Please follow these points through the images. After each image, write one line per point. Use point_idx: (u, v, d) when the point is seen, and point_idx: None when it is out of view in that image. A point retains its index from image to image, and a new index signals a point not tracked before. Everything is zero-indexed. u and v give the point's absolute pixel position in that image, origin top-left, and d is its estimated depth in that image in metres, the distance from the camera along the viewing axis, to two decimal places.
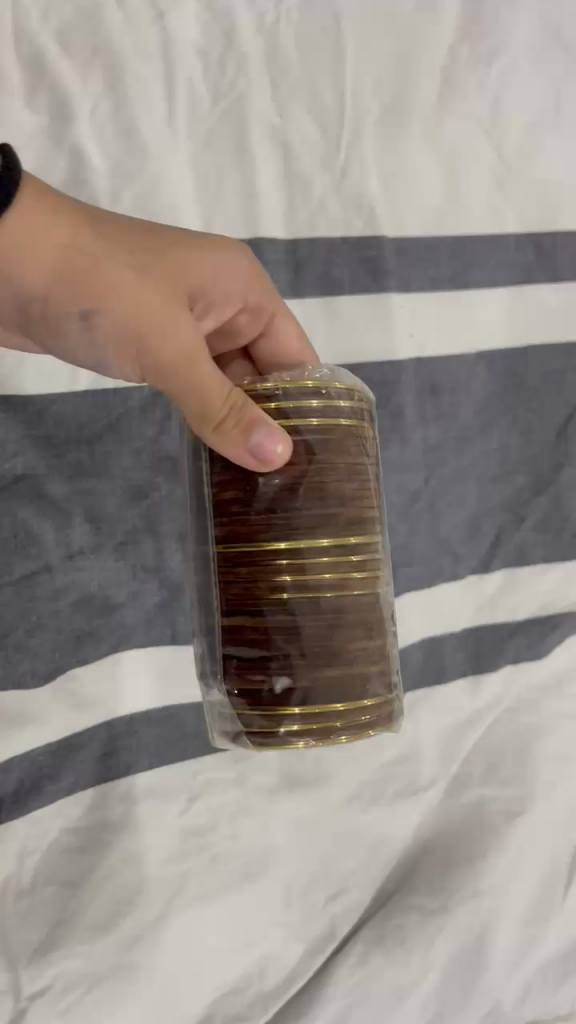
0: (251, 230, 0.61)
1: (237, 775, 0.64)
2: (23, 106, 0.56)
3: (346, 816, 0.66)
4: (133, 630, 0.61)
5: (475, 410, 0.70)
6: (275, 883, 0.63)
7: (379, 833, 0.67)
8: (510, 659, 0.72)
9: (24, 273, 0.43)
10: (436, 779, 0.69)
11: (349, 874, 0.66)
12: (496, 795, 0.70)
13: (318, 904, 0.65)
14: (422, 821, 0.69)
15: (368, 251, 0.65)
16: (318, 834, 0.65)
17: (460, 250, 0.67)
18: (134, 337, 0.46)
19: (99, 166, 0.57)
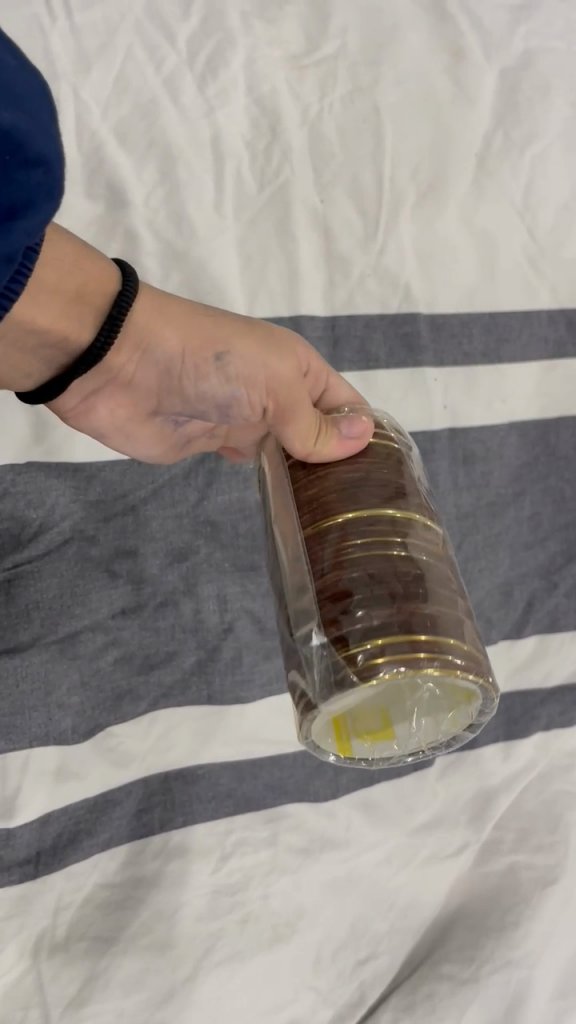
0: (292, 308, 0.65)
1: (269, 835, 0.65)
2: (82, 193, 0.59)
3: (376, 879, 0.67)
4: (170, 690, 0.63)
5: (508, 478, 0.71)
6: (304, 945, 0.64)
7: (409, 898, 0.68)
8: (542, 726, 0.72)
9: (162, 336, 0.46)
10: (467, 843, 0.70)
11: (380, 938, 0.67)
12: (527, 863, 0.70)
13: (347, 968, 0.65)
14: (451, 884, 0.70)
15: (404, 325, 0.67)
16: (348, 898, 0.66)
17: (493, 324, 0.70)
18: (259, 373, 0.47)
19: (151, 249, 0.61)
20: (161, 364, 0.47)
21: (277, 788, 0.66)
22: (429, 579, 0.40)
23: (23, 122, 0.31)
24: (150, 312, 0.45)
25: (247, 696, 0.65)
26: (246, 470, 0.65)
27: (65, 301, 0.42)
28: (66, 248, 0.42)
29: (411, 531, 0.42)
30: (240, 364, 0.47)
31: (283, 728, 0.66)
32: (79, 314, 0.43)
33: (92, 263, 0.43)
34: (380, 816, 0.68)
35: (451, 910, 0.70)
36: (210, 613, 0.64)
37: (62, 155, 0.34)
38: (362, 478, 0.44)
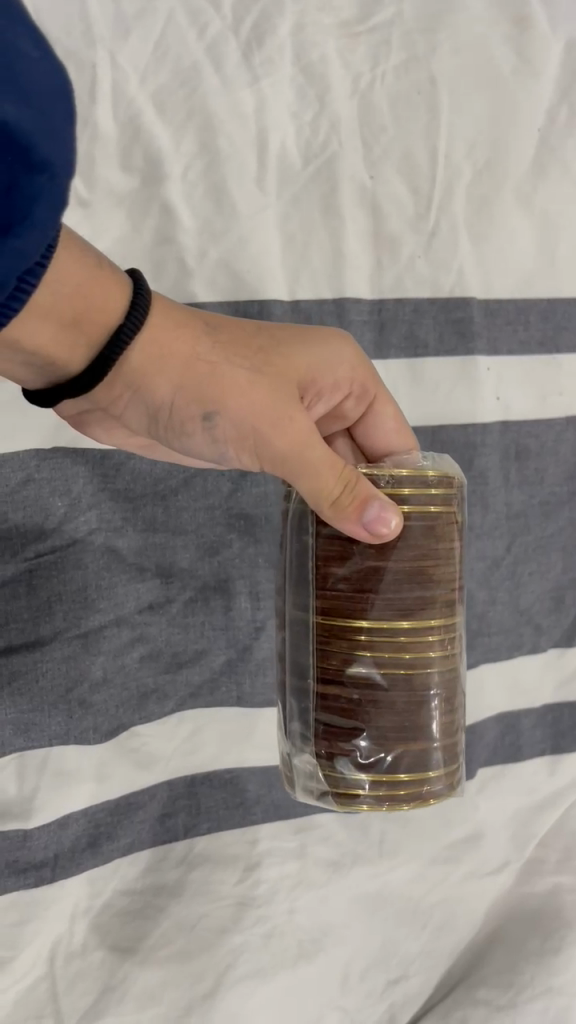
0: (336, 292, 0.61)
1: (298, 845, 0.61)
2: (117, 166, 0.56)
3: (410, 896, 0.64)
4: (198, 690, 0.60)
5: (564, 475, 0.67)
6: (331, 962, 0.61)
7: (444, 918, 0.65)
8: None
9: (152, 385, 0.42)
10: (509, 861, 0.66)
11: (412, 959, 0.64)
12: (573, 884, 0.66)
13: (377, 987, 0.62)
14: (492, 903, 0.66)
15: (455, 311, 0.63)
16: (380, 916, 0.63)
17: (552, 313, 0.65)
18: (250, 439, 0.44)
19: (188, 226, 0.58)
20: (150, 408, 0.44)
21: (311, 797, 0.62)
22: (406, 716, 0.40)
23: (30, 122, 0.28)
24: (141, 354, 0.41)
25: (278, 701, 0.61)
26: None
27: (58, 329, 0.38)
28: (74, 271, 0.37)
29: (404, 657, 0.40)
30: (228, 427, 0.43)
31: None
32: (72, 344, 0.39)
33: (100, 291, 0.39)
34: (417, 832, 0.64)
35: (489, 931, 0.66)
36: (241, 611, 0.60)
37: (71, 166, 0.30)
38: (364, 577, 0.41)
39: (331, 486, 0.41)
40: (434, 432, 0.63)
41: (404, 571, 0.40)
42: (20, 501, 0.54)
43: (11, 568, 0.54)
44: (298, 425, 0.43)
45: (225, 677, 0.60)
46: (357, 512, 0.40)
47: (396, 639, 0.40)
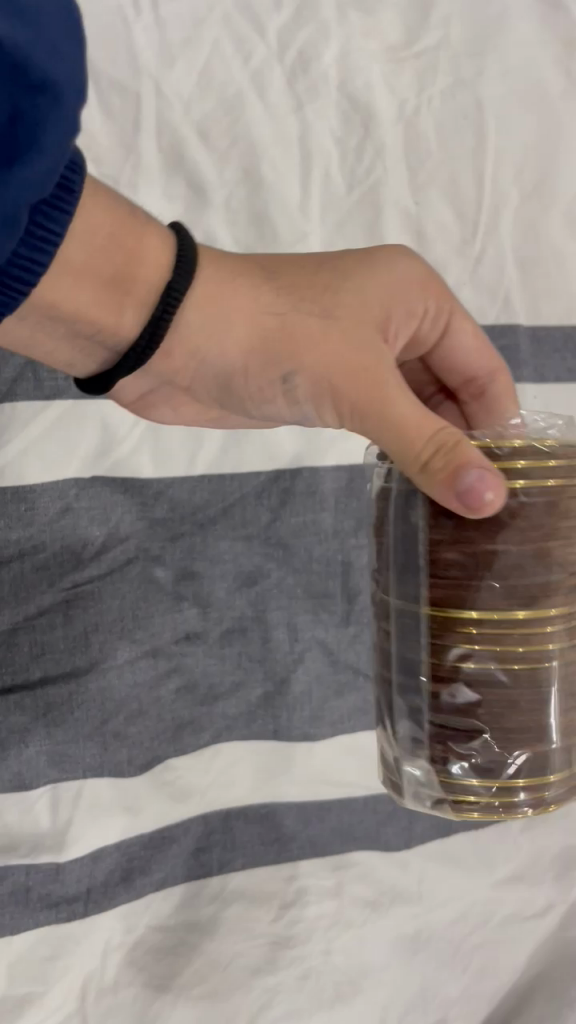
0: None
1: (333, 883, 0.60)
2: (160, 193, 0.56)
3: (454, 937, 0.64)
4: (235, 723, 0.59)
5: None
6: (368, 1004, 0.60)
7: (485, 963, 0.65)
8: None
9: (222, 354, 0.41)
10: (553, 903, 0.68)
11: (451, 1002, 0.64)
12: None
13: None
14: (535, 947, 0.68)
15: (501, 338, 0.62)
16: (419, 961, 0.63)
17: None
18: (328, 392, 0.42)
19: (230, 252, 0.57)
20: (223, 380, 0.43)
21: (349, 835, 0.61)
22: (513, 716, 0.36)
23: (28, 42, 0.27)
24: (203, 317, 0.40)
25: (315, 735, 0.60)
26: (329, 492, 0.60)
27: (97, 287, 0.37)
28: (104, 223, 0.36)
29: (516, 650, 0.36)
30: (305, 384, 0.42)
31: (352, 770, 0.61)
32: (118, 306, 0.38)
33: (138, 244, 0.37)
34: (467, 869, 0.65)
35: (529, 977, 0.68)
36: (280, 643, 0.60)
37: (79, 89, 0.29)
38: (462, 551, 0.37)
39: (418, 445, 0.39)
40: None
41: (516, 554, 0.36)
42: (58, 530, 0.54)
43: (48, 597, 0.54)
44: (372, 361, 0.41)
45: (262, 711, 0.59)
46: (451, 481, 0.36)
47: (505, 631, 0.36)
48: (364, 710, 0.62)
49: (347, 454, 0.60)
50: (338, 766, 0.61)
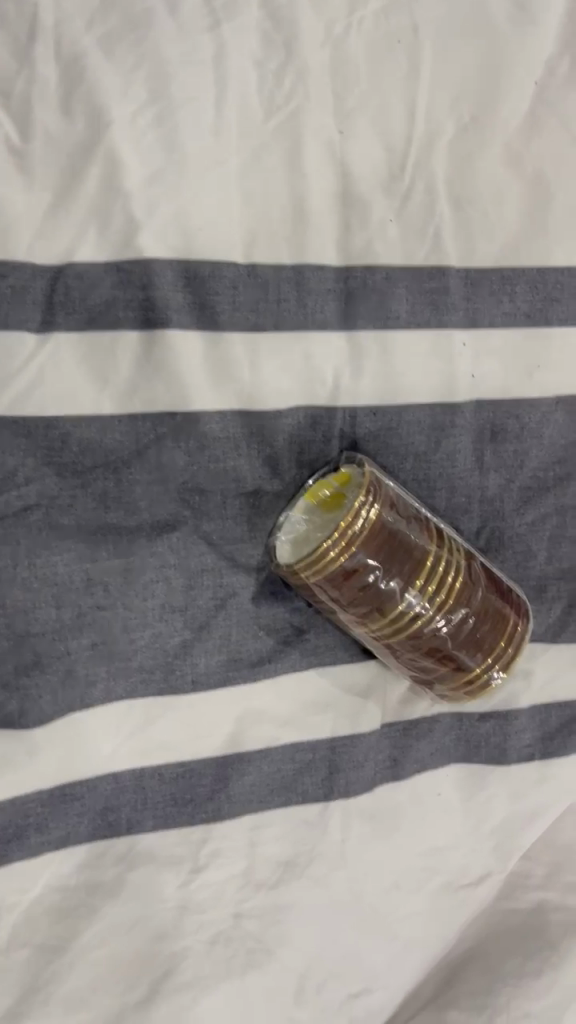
0: (296, 257, 0.55)
1: (246, 845, 0.57)
2: (55, 110, 0.50)
3: (383, 906, 0.62)
4: (151, 675, 0.56)
5: (549, 458, 0.64)
6: (283, 971, 0.58)
7: (415, 934, 0.63)
8: None
9: None
10: (491, 872, 0.66)
11: (379, 972, 0.62)
12: (558, 902, 0.66)
13: (335, 1002, 0.60)
14: (472, 915, 0.65)
15: (430, 280, 0.58)
16: (341, 931, 0.60)
17: (542, 283, 0.61)
18: None
19: (135, 172, 0.51)
20: None
21: (268, 791, 0.58)
22: None
23: None
24: None
25: (234, 680, 0.58)
26: (238, 435, 0.56)
27: None
28: None
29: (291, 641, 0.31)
30: None
31: (270, 728, 0.59)
32: None
33: None
34: (404, 826, 0.62)
35: (464, 948, 0.65)
36: (202, 591, 0.57)
37: None
38: None
39: None
40: (400, 413, 0.60)
41: None
42: None
43: None
44: None
45: (180, 664, 0.56)
46: None
47: None
48: (289, 657, 0.60)
49: (262, 395, 0.56)
50: (255, 708, 0.59)
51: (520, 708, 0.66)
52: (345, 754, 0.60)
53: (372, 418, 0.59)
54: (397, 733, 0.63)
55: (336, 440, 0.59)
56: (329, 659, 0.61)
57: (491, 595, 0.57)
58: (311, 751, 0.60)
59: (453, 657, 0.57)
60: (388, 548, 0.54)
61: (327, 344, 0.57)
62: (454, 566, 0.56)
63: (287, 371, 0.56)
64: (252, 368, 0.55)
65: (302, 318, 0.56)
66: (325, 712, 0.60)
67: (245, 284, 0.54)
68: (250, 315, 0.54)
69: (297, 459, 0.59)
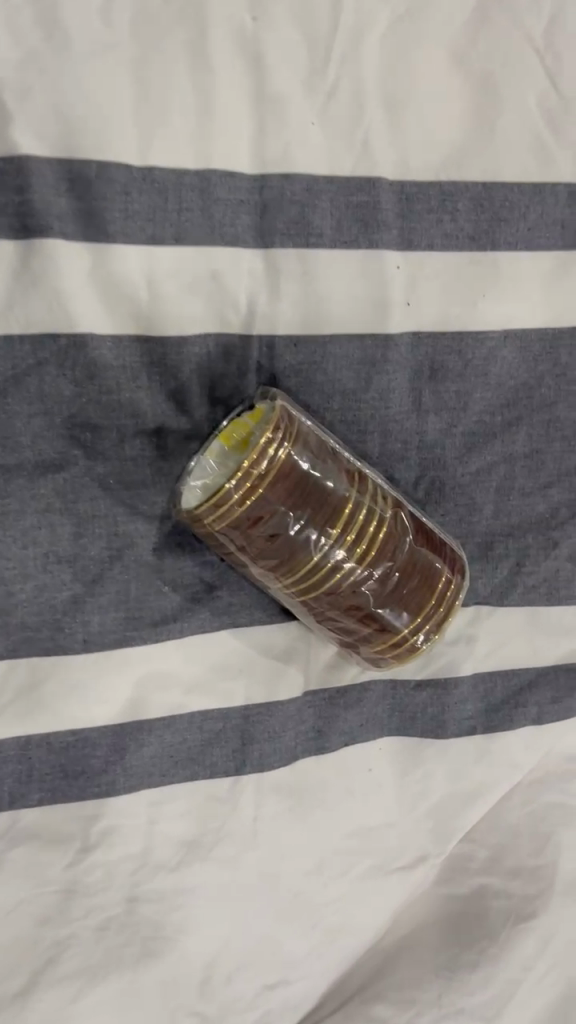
0: (201, 162, 0.49)
1: (144, 822, 0.52)
2: None
3: (305, 891, 0.56)
4: (36, 633, 0.50)
5: (497, 400, 0.58)
6: (185, 960, 0.52)
7: (340, 922, 0.57)
8: (531, 719, 0.61)
9: None
10: (428, 856, 0.59)
11: (298, 961, 0.56)
12: (501, 888, 0.60)
13: (247, 993, 0.54)
14: (406, 900, 0.59)
15: (358, 194, 0.52)
16: (255, 916, 0.54)
17: (488, 202, 0.54)
18: None
19: (6, 56, 0.44)
20: None
21: (171, 762, 0.53)
22: None
23: None
24: None
25: (132, 641, 0.52)
26: (135, 365, 0.50)
27: None
28: None
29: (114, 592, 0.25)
30: None
31: (175, 693, 0.53)
32: None
33: None
34: (328, 804, 0.57)
35: (398, 936, 0.59)
36: (94, 539, 0.51)
37: None
38: None
39: None
40: (326, 344, 0.53)
41: None
42: None
43: None
44: None
45: (71, 621, 0.50)
46: None
47: None
48: (198, 617, 0.54)
49: (163, 320, 0.50)
50: (157, 672, 0.53)
51: (461, 676, 0.60)
52: (260, 724, 0.55)
53: (293, 350, 0.53)
54: (323, 702, 0.57)
55: (253, 374, 0.53)
56: (244, 620, 0.55)
57: (419, 549, 0.52)
58: (221, 720, 0.54)
59: (376, 616, 0.51)
60: (301, 494, 0.48)
61: (238, 263, 0.51)
62: (377, 516, 0.50)
63: (192, 292, 0.50)
64: (150, 290, 0.49)
65: (208, 233, 0.50)
66: (239, 675, 0.55)
67: (139, 189, 0.48)
68: (146, 226, 0.48)
69: (209, 394, 0.52)
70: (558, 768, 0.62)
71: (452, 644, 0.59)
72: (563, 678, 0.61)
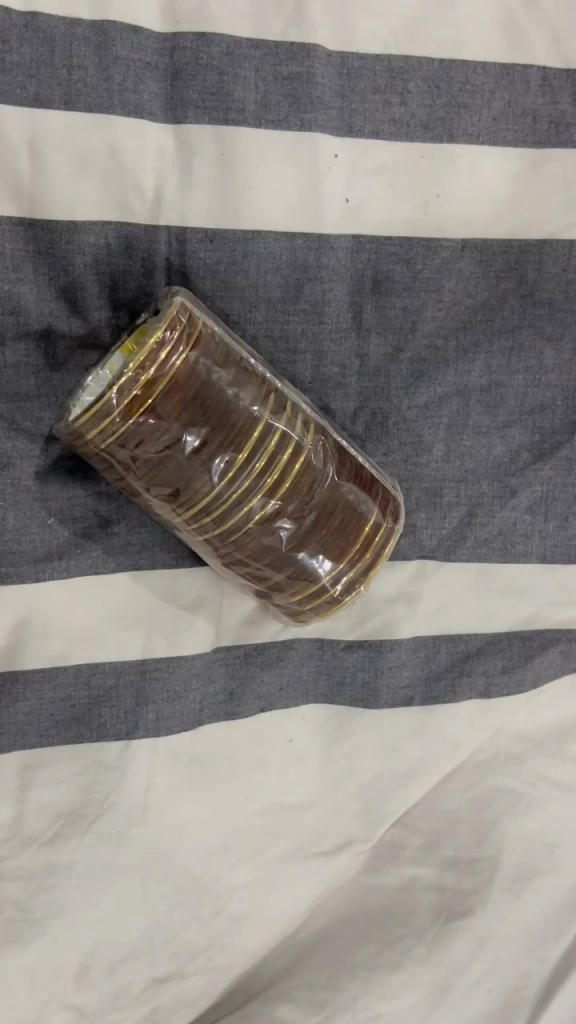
0: (98, 14, 0.41)
1: (16, 788, 0.46)
2: None
3: (204, 875, 0.49)
4: None
5: (452, 322, 0.50)
6: (57, 946, 0.45)
7: (246, 911, 0.50)
8: (478, 691, 0.53)
9: None
10: (354, 841, 0.52)
11: (195, 953, 0.48)
12: (435, 882, 0.52)
13: (133, 987, 0.47)
14: (326, 890, 0.52)
15: (289, 64, 0.44)
16: (144, 901, 0.47)
17: (445, 85, 0.46)
18: None
19: None
20: None
21: (52, 722, 0.46)
22: None
23: None
24: None
25: (8, 578, 0.45)
26: (16, 253, 0.43)
27: None
28: None
29: None
30: None
31: (58, 643, 0.46)
32: None
33: None
34: (236, 775, 0.50)
35: (315, 930, 0.52)
36: None
37: None
38: None
39: None
40: (248, 240, 0.46)
41: None
42: None
43: None
44: None
45: None
46: None
47: None
48: (89, 555, 0.47)
49: (49, 199, 0.42)
50: (39, 617, 0.46)
51: (399, 638, 0.52)
52: (158, 681, 0.48)
53: (208, 245, 0.45)
54: (237, 661, 0.50)
55: (161, 273, 0.45)
56: (145, 563, 0.48)
57: (343, 486, 0.44)
58: (113, 675, 0.47)
59: (291, 561, 0.44)
60: (200, 410, 0.40)
61: (143, 137, 0.43)
62: (294, 444, 0.43)
63: (85, 169, 0.42)
64: (33, 161, 0.41)
65: (106, 98, 0.42)
66: (137, 626, 0.48)
67: (20, 39, 0.40)
68: (28, 84, 0.41)
69: (109, 295, 0.45)
70: (509, 750, 0.54)
71: (389, 602, 0.52)
72: (517, 647, 0.54)
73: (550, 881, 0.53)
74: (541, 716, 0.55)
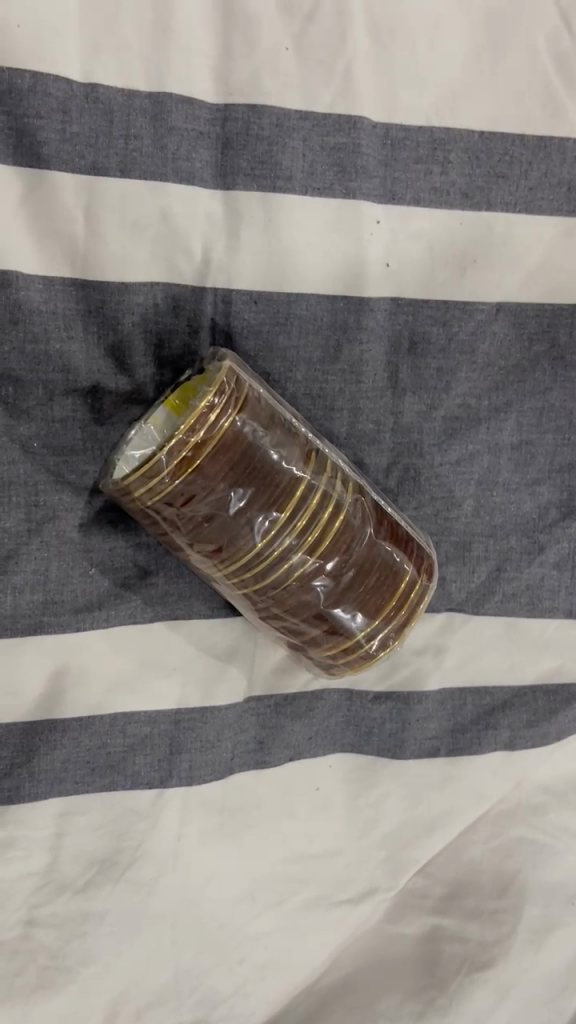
0: (154, 84, 0.43)
1: (51, 835, 0.46)
2: None
3: (231, 923, 0.49)
4: None
5: (485, 383, 0.51)
6: (86, 993, 0.46)
7: (271, 959, 0.50)
8: (502, 743, 0.54)
9: None
10: (378, 890, 0.53)
11: (221, 1001, 0.49)
12: (458, 933, 0.53)
13: None
14: (349, 939, 0.52)
15: (336, 135, 0.46)
16: (171, 948, 0.48)
17: (484, 156, 0.48)
18: None
19: None
20: None
21: (87, 769, 0.47)
22: None
23: None
24: None
25: (49, 628, 0.46)
26: (68, 313, 0.44)
27: None
28: None
29: None
30: None
31: (96, 692, 0.47)
32: None
33: None
34: (264, 824, 0.51)
35: (336, 978, 0.52)
36: (10, 510, 0.44)
37: None
38: None
39: None
40: (291, 302, 0.47)
41: None
42: None
43: None
44: None
45: None
46: None
47: None
48: (128, 606, 0.47)
49: (102, 263, 0.43)
50: (77, 667, 0.46)
51: (426, 690, 0.53)
52: (191, 732, 0.49)
53: (253, 307, 0.46)
54: (267, 710, 0.51)
55: (206, 333, 0.46)
56: (182, 613, 0.49)
57: (380, 544, 0.45)
58: (148, 724, 0.48)
59: (327, 618, 0.45)
60: (246, 472, 0.41)
61: (194, 203, 0.44)
62: (334, 504, 0.44)
63: (138, 234, 0.44)
64: (89, 226, 0.43)
65: (160, 166, 0.43)
66: (172, 675, 0.48)
67: (80, 109, 0.42)
68: (86, 153, 0.42)
69: (155, 354, 0.46)
70: (531, 801, 0.55)
71: (418, 654, 0.53)
72: (541, 700, 0.54)
73: (570, 934, 0.54)
74: (562, 768, 0.56)
